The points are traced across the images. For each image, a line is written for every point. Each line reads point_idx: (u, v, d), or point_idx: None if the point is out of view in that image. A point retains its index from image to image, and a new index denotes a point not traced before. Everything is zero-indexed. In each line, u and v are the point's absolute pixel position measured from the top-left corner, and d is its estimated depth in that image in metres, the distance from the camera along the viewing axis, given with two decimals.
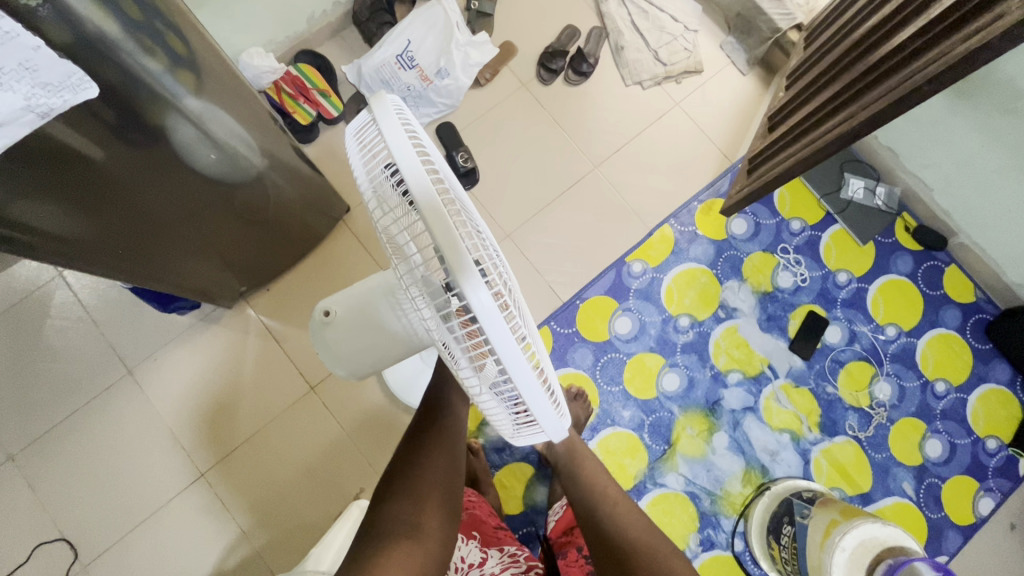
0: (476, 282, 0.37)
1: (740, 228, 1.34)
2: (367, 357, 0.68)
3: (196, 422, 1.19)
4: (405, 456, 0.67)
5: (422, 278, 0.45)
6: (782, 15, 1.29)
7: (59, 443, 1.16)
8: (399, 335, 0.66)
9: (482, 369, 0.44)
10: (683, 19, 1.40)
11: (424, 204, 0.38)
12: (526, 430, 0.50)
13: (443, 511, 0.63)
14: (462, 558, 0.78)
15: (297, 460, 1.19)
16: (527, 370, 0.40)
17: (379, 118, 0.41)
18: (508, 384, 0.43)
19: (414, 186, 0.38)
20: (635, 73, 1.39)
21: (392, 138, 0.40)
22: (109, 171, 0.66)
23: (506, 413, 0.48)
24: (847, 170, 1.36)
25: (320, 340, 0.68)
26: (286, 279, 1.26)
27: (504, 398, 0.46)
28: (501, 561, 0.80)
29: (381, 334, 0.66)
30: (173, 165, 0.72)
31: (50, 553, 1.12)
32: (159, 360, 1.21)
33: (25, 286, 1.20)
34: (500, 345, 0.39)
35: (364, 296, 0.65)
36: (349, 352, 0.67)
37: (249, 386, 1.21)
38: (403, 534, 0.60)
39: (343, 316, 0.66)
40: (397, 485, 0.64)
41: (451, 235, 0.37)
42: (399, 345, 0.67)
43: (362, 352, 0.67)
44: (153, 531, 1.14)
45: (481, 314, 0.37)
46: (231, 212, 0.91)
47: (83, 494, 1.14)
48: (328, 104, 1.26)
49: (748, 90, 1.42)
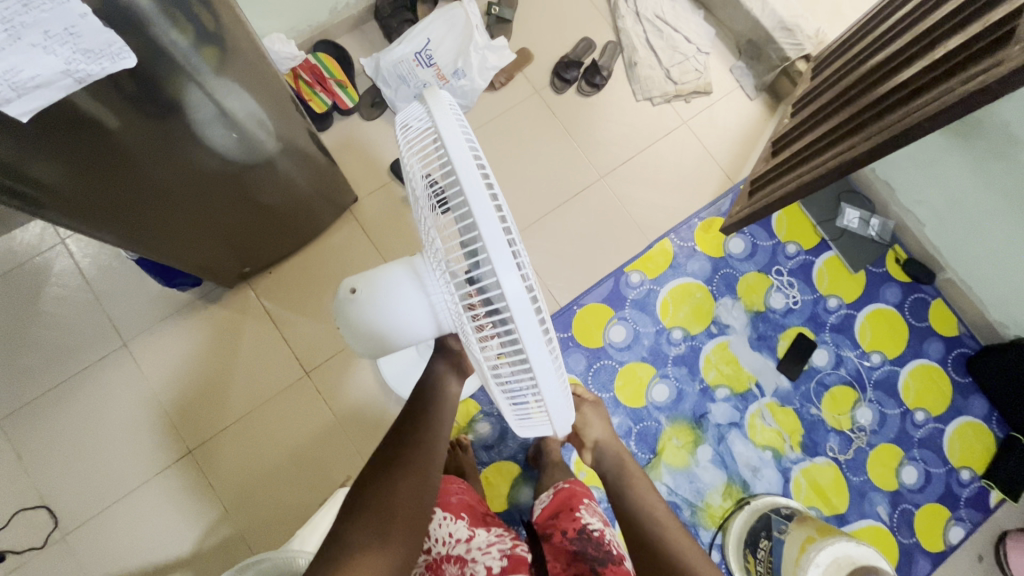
0: (511, 270, 0.39)
1: (737, 247, 1.37)
2: (387, 340, 0.64)
3: (188, 397, 1.19)
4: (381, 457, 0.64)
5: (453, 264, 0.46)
6: (792, 45, 1.35)
7: (48, 409, 1.16)
8: (423, 318, 0.62)
9: (502, 357, 0.45)
10: (696, 41, 1.44)
11: (470, 188, 0.39)
12: (533, 425, 0.51)
13: (411, 518, 0.60)
14: (449, 533, 0.80)
15: (287, 442, 1.19)
16: (549, 363, 0.41)
17: (431, 105, 0.43)
18: (524, 376, 0.44)
19: (461, 173, 0.39)
20: (646, 89, 1.43)
21: (443, 127, 0.41)
22: (131, 138, 0.67)
23: (517, 405, 0.49)
24: (844, 199, 1.40)
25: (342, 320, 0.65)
26: (289, 264, 1.27)
27: (519, 391, 0.47)
28: (485, 539, 0.80)
29: (408, 317, 0.62)
30: (195, 137, 0.74)
31: (30, 519, 1.11)
32: (156, 334, 1.21)
33: (25, 250, 1.20)
34: (528, 333, 0.40)
35: (393, 276, 0.61)
36: (371, 331, 0.63)
37: (243, 365, 1.22)
38: (367, 541, 0.57)
39: (370, 295, 0.61)
40: (383, 477, 0.62)
41: (494, 225, 0.38)
42: (421, 330, 0.64)
43: (389, 334, 0.63)
44: (135, 503, 1.14)
45: (511, 299, 0.39)
46: (241, 190, 0.92)
47: (68, 463, 1.14)
48: (344, 94, 1.29)
49: (753, 115, 1.46)
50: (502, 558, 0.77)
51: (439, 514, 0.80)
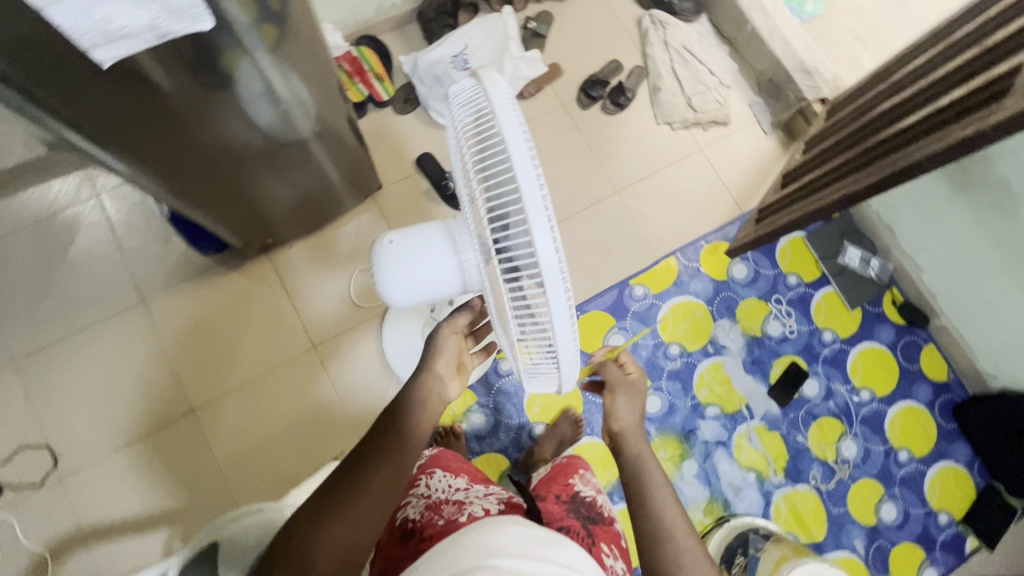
0: (545, 233, 0.44)
1: (741, 272, 1.42)
2: (411, 295, 0.61)
3: (197, 357, 1.23)
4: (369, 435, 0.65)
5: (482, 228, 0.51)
6: (810, 87, 1.41)
7: (62, 353, 1.20)
8: (449, 275, 0.59)
9: (523, 314, 0.51)
10: (719, 74, 1.51)
11: (518, 160, 0.44)
12: (538, 381, 0.56)
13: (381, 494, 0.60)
14: (452, 484, 0.80)
15: (286, 411, 1.23)
16: (567, 320, 0.47)
17: (484, 81, 0.48)
18: (542, 332, 0.50)
19: (511, 147, 0.44)
20: (667, 114, 1.49)
21: (495, 104, 0.46)
22: (192, 100, 0.73)
23: (527, 361, 0.55)
24: (847, 238, 1.45)
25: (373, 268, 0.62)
26: (309, 241, 1.32)
27: (533, 347, 0.52)
28: (482, 488, 0.79)
29: (435, 272, 0.59)
30: (245, 105, 0.79)
31: (32, 457, 1.14)
32: (173, 294, 1.25)
33: (61, 200, 1.26)
34: (552, 290, 0.45)
35: (427, 230, 0.60)
36: (397, 284, 0.61)
37: (253, 333, 1.26)
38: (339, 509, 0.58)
39: (402, 246, 0.60)
40: (388, 434, 0.65)
41: (535, 194, 0.43)
42: (445, 287, 0.61)
43: (414, 289, 0.61)
44: (133, 453, 1.17)
45: (542, 259, 0.44)
46: (277, 163, 0.97)
47: (75, 407, 1.18)
48: (381, 87, 1.36)
49: (767, 149, 1.52)
50: (498, 499, 0.75)
51: (439, 473, 0.82)
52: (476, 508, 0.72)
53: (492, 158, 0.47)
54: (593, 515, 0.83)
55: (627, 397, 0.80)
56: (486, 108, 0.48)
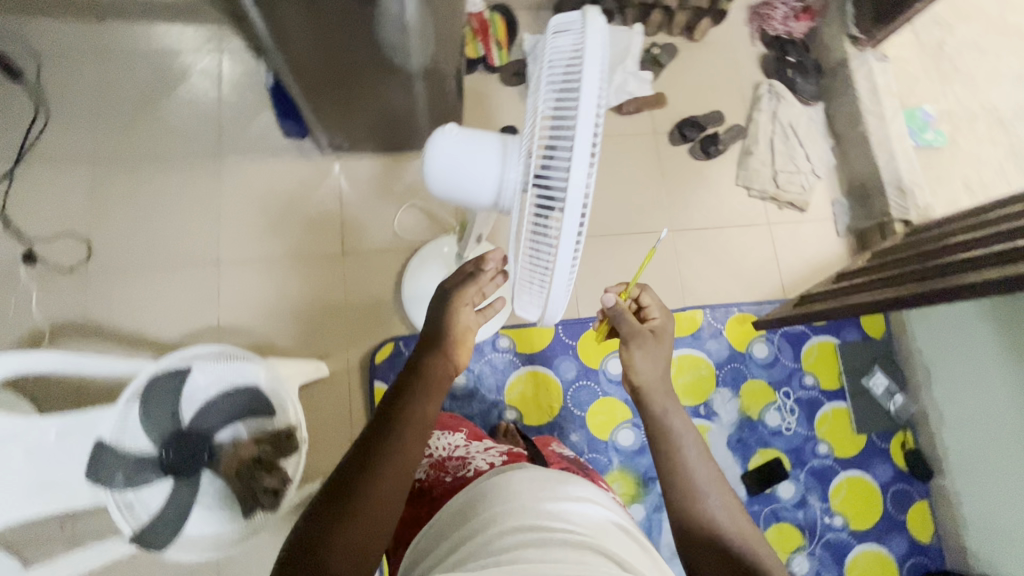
0: (583, 175, 0.47)
1: (761, 352, 1.39)
2: (446, 191, 0.59)
3: (240, 220, 1.31)
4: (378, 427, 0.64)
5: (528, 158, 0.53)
6: (899, 205, 1.39)
7: (134, 170, 1.31)
8: (486, 187, 0.56)
9: (533, 242, 0.54)
10: (815, 162, 1.51)
11: (586, 102, 0.46)
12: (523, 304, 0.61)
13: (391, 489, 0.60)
14: (452, 439, 0.88)
15: (295, 299, 1.29)
16: (571, 259, 0.51)
17: (581, 16, 0.48)
18: (544, 263, 0.54)
19: (582, 87, 0.46)
20: (749, 179, 1.49)
21: (583, 41, 0.47)
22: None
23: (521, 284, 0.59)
24: (879, 364, 1.40)
25: (429, 146, 0.58)
26: (378, 161, 1.39)
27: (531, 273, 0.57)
28: (481, 445, 0.86)
29: (474, 178, 0.56)
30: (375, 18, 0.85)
31: (73, 245, 1.25)
32: (245, 158, 1.34)
33: (189, 42, 1.38)
34: (569, 228, 0.49)
35: (486, 134, 0.56)
36: (437, 175, 0.58)
37: (297, 219, 1.33)
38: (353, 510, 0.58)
39: (454, 140, 0.56)
40: (397, 424, 0.64)
41: (588, 138, 0.46)
42: (478, 198, 0.57)
43: (449, 187, 0.58)
44: (153, 279, 1.26)
45: (572, 197, 0.47)
46: (380, 77, 1.04)
47: (123, 219, 1.28)
48: (497, 54, 1.42)
49: (834, 249, 1.50)
50: (498, 454, 0.82)
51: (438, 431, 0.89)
52: (478, 461, 0.79)
53: (566, 94, 0.48)
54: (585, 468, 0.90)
55: (642, 351, 0.73)
56: (573, 42, 0.49)
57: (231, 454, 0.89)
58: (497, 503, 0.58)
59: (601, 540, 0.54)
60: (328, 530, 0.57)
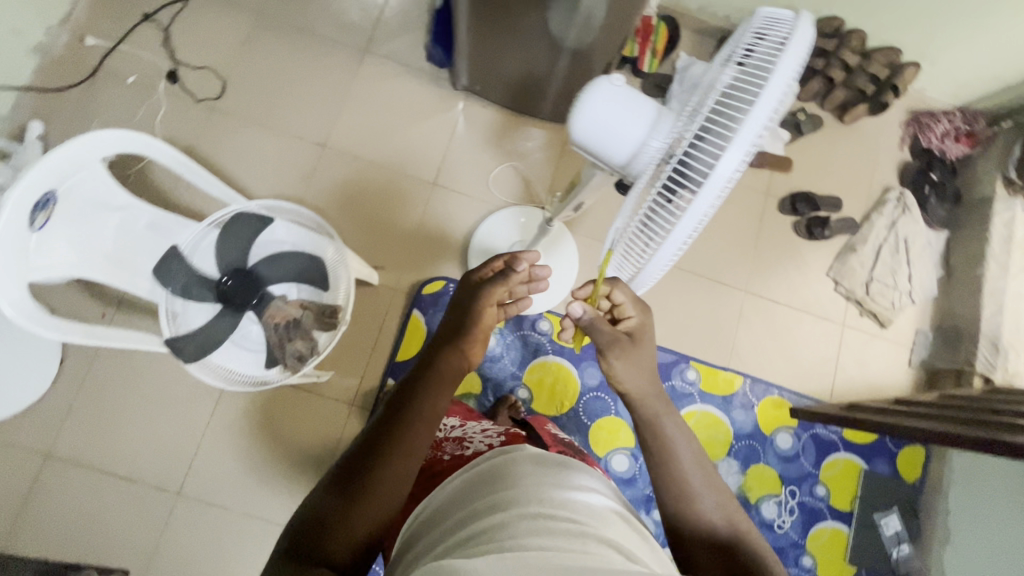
0: (734, 159, 0.44)
1: (784, 443, 1.33)
2: (582, 133, 0.58)
3: (356, 116, 1.36)
4: (391, 418, 0.65)
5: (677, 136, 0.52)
6: (987, 361, 1.30)
7: (285, 35, 1.37)
8: (626, 144, 0.56)
9: (652, 212, 0.53)
10: (915, 284, 1.43)
11: (769, 87, 0.43)
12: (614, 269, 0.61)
13: (399, 480, 0.61)
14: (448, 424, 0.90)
15: (374, 206, 1.33)
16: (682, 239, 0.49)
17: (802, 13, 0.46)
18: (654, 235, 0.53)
19: (774, 72, 0.43)
20: (841, 274, 1.43)
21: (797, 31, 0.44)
22: None
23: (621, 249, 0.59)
24: (899, 507, 1.32)
25: (589, 88, 0.56)
26: (498, 114, 1.41)
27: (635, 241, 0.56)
28: (477, 427, 0.88)
29: (619, 130, 0.55)
30: None
31: (209, 80, 1.33)
32: (383, 63, 1.39)
33: None
34: (694, 208, 0.47)
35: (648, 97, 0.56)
36: (582, 114, 0.57)
37: (405, 136, 1.37)
38: (362, 499, 0.59)
39: (616, 89, 0.56)
40: (410, 416, 0.65)
41: (756, 125, 0.43)
42: (612, 151, 0.57)
43: (589, 129, 0.57)
44: (262, 137, 1.33)
45: (712, 176, 0.45)
46: (541, 38, 1.08)
47: (259, 74, 1.35)
48: (649, 61, 1.42)
49: (898, 377, 1.42)
50: (497, 434, 0.83)
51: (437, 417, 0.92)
52: (477, 443, 0.80)
53: (746, 86, 0.45)
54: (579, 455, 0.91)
55: (623, 364, 0.70)
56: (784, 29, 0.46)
57: (277, 308, 0.93)
58: (487, 498, 0.57)
59: (623, 514, 0.58)
60: (335, 519, 0.57)
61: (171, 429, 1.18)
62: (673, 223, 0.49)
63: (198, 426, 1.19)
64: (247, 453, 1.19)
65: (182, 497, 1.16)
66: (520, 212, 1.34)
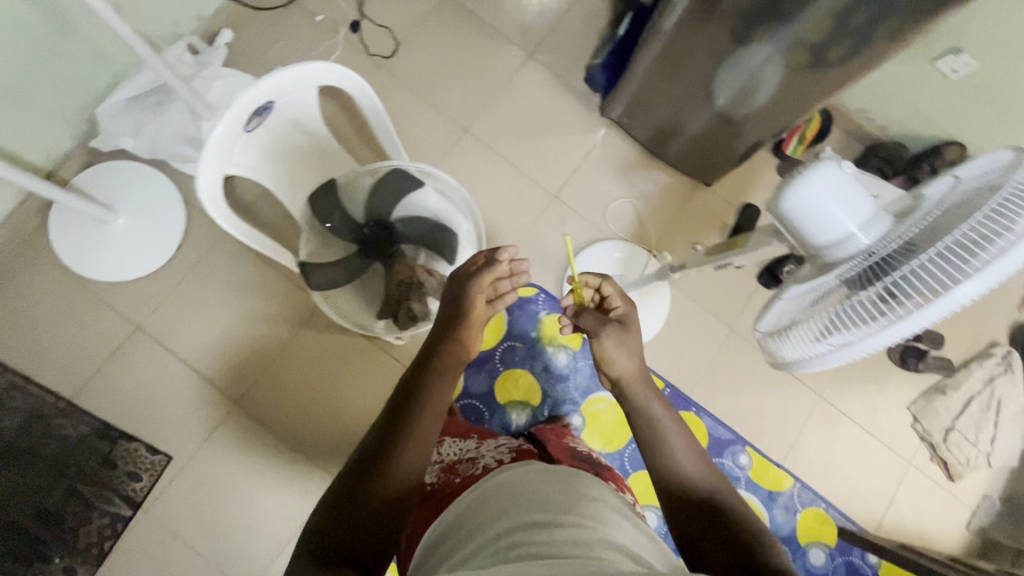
0: (971, 288, 0.44)
1: (816, 558, 1.29)
2: (792, 202, 0.56)
3: (504, 113, 1.42)
4: (399, 407, 0.71)
5: (887, 249, 0.53)
6: None
7: (464, 19, 1.44)
8: (836, 230, 0.55)
9: (847, 308, 0.53)
10: (997, 448, 1.36)
11: None
12: (774, 346, 0.60)
13: (414, 459, 0.67)
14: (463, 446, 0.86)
15: (493, 200, 1.38)
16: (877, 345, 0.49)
17: None
18: (840, 330, 0.52)
19: None
20: (923, 412, 1.38)
21: None
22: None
23: (791, 330, 0.59)
24: None
25: (818, 164, 0.55)
26: (633, 152, 1.45)
27: (813, 328, 0.56)
28: (492, 444, 0.86)
29: (835, 215, 0.54)
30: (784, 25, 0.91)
31: (385, 39, 1.41)
32: (543, 72, 1.45)
33: None
34: (906, 320, 0.46)
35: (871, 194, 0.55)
36: (803, 186, 0.55)
37: (542, 145, 1.42)
38: (381, 482, 0.64)
39: (844, 176, 0.55)
40: (414, 400, 0.72)
41: (1008, 264, 0.43)
42: (815, 230, 0.56)
43: (800, 203, 0.56)
44: (414, 105, 1.39)
45: (941, 297, 0.45)
46: (707, 90, 1.15)
47: (430, 46, 1.42)
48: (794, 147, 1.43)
49: (950, 536, 1.35)
50: (508, 452, 0.81)
51: (449, 440, 0.89)
52: (488, 458, 0.80)
53: (1004, 223, 0.45)
54: (595, 462, 0.87)
55: (613, 342, 0.80)
56: None
57: (405, 265, 0.98)
58: (490, 508, 0.58)
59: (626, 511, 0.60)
60: (354, 500, 0.62)
61: (248, 340, 1.23)
62: (872, 326, 0.49)
63: (273, 346, 1.24)
64: (309, 386, 1.23)
65: (239, 407, 1.21)
66: (616, 246, 1.38)
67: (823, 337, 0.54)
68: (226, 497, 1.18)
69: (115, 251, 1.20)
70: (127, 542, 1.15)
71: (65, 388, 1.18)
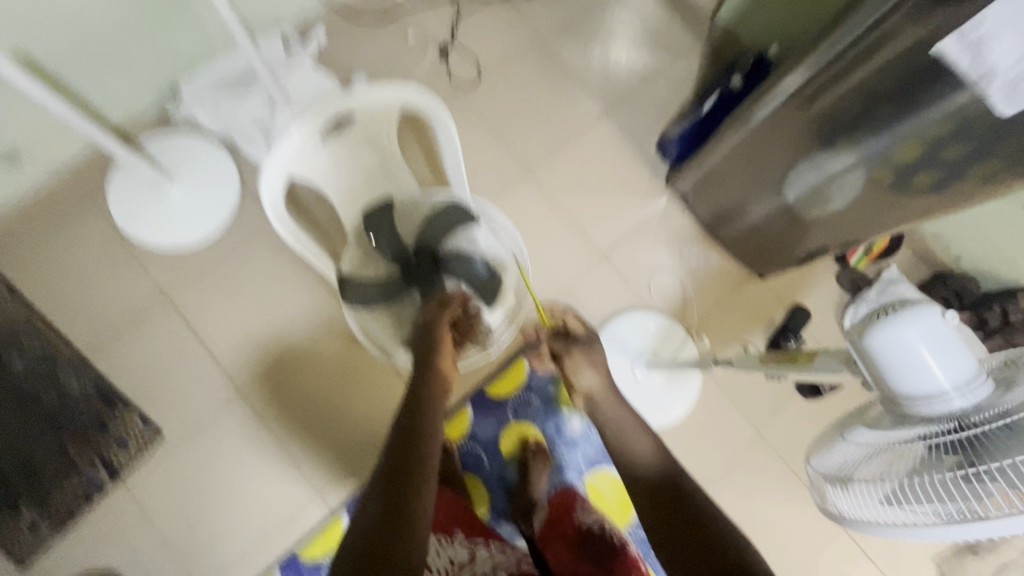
0: None
1: None
2: (884, 343, 0.52)
3: (569, 163, 1.40)
4: (394, 460, 0.71)
5: (988, 424, 0.48)
6: None
7: (549, 64, 1.44)
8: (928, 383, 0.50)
9: (943, 483, 0.46)
10: None
11: None
12: (837, 487, 0.53)
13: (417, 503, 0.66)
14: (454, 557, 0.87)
15: (540, 246, 1.35)
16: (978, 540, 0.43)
17: None
18: (934, 507, 0.46)
19: None
20: (950, 567, 1.27)
21: None
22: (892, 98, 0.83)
23: (862, 479, 0.52)
24: None
25: (917, 307, 0.51)
26: (690, 227, 1.41)
27: (894, 489, 0.49)
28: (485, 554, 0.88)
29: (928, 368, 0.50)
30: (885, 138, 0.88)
31: (469, 68, 1.42)
32: (616, 130, 1.43)
33: (670, 29, 1.49)
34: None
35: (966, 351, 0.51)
36: (900, 329, 0.51)
37: (600, 202, 1.39)
38: (390, 535, 0.61)
39: (945, 329, 0.51)
40: (403, 450, 0.72)
41: None
42: (904, 378, 0.51)
43: (895, 346, 0.51)
44: (483, 137, 1.39)
45: None
46: (782, 183, 1.11)
47: (510, 84, 1.42)
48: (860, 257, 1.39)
49: None
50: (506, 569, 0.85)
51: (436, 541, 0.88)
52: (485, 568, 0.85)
53: None
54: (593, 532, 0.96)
55: (580, 355, 0.95)
56: None
57: (437, 300, 0.90)
58: None
59: None
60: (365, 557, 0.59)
61: (267, 333, 1.21)
62: (981, 520, 0.43)
63: (289, 345, 1.21)
64: (315, 394, 1.20)
65: (240, 399, 1.18)
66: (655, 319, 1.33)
67: (909, 506, 0.47)
68: (204, 489, 1.15)
69: (161, 218, 1.20)
70: (96, 512, 1.11)
71: (77, 341, 1.17)
